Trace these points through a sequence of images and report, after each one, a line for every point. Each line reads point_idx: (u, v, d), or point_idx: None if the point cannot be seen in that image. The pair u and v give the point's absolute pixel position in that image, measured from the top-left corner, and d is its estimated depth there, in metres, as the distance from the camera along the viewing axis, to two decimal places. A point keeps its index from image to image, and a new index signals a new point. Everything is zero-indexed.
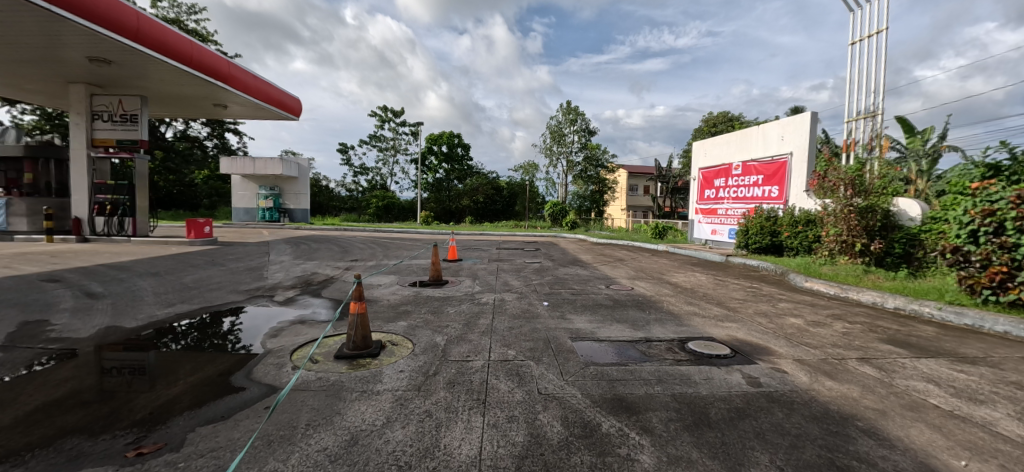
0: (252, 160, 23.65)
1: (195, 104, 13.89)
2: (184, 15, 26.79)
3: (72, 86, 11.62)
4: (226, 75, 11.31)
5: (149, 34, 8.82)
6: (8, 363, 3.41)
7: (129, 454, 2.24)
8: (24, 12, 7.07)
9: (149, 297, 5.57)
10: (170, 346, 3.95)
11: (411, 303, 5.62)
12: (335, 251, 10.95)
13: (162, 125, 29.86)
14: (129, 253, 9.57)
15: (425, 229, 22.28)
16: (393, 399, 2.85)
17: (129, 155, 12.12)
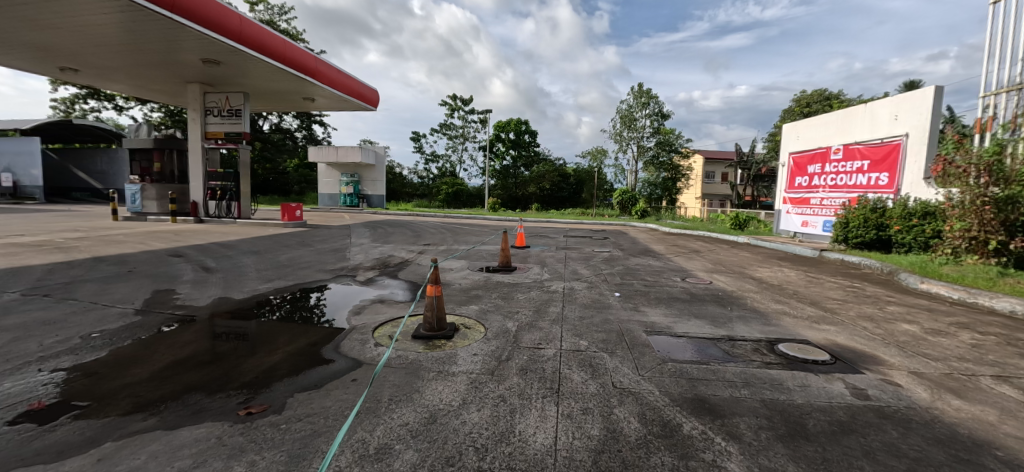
0: (335, 149, 25.54)
1: (287, 98, 15.21)
2: (277, 17, 29.25)
3: (189, 86, 13.26)
4: (313, 70, 12.22)
5: (250, 36, 9.76)
6: (145, 324, 4.02)
7: (241, 412, 2.56)
8: (152, 21, 8.12)
9: (252, 273, 6.26)
10: (267, 317, 4.41)
11: (482, 287, 5.75)
12: (409, 235, 11.54)
13: (261, 119, 33.32)
14: (235, 233, 10.83)
15: (492, 216, 22.67)
16: (468, 382, 2.92)
17: (234, 146, 13.59)
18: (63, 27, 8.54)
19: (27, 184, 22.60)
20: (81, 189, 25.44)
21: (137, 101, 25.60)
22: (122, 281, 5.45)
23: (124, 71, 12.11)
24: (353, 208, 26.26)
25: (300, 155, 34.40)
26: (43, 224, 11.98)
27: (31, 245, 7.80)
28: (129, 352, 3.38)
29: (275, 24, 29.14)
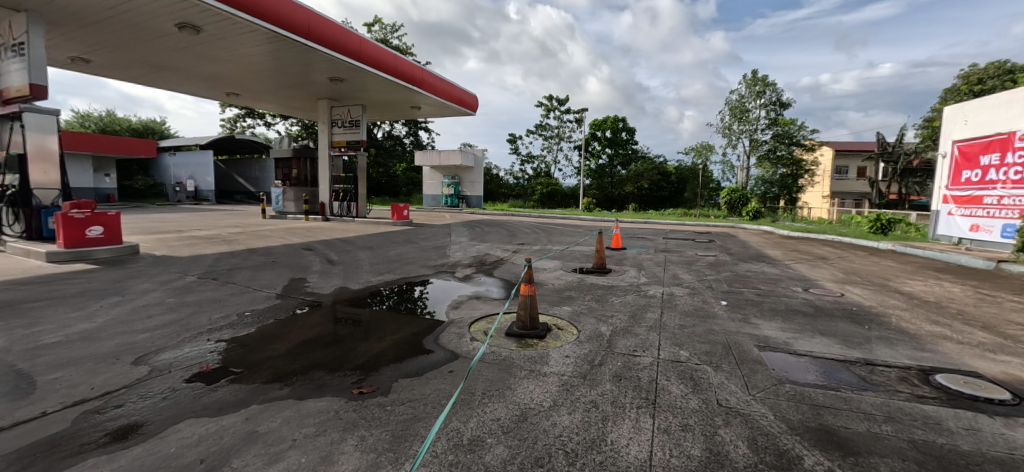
0: (438, 152, 27.36)
1: (398, 107, 16.74)
2: (390, 34, 32.37)
3: (320, 102, 15.37)
4: (419, 80, 13.24)
5: (367, 54, 10.94)
6: (284, 306, 4.77)
7: (355, 391, 2.89)
8: (294, 49, 9.57)
9: (366, 266, 7.04)
10: (379, 306, 4.92)
11: (574, 289, 5.70)
12: (504, 234, 11.94)
13: (375, 128, 37.30)
14: (353, 230, 12.29)
15: (586, 216, 22.34)
16: (560, 383, 2.91)
17: (353, 152, 15.40)
18: (231, 60, 10.50)
19: (206, 188, 28.25)
20: (242, 192, 31.13)
21: (282, 118, 30.44)
22: (269, 269, 6.54)
23: (272, 93, 14.47)
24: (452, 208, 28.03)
25: (407, 160, 37.69)
26: (216, 221, 14.95)
27: (208, 238, 9.77)
28: (272, 329, 4.04)
29: (388, 41, 32.29)
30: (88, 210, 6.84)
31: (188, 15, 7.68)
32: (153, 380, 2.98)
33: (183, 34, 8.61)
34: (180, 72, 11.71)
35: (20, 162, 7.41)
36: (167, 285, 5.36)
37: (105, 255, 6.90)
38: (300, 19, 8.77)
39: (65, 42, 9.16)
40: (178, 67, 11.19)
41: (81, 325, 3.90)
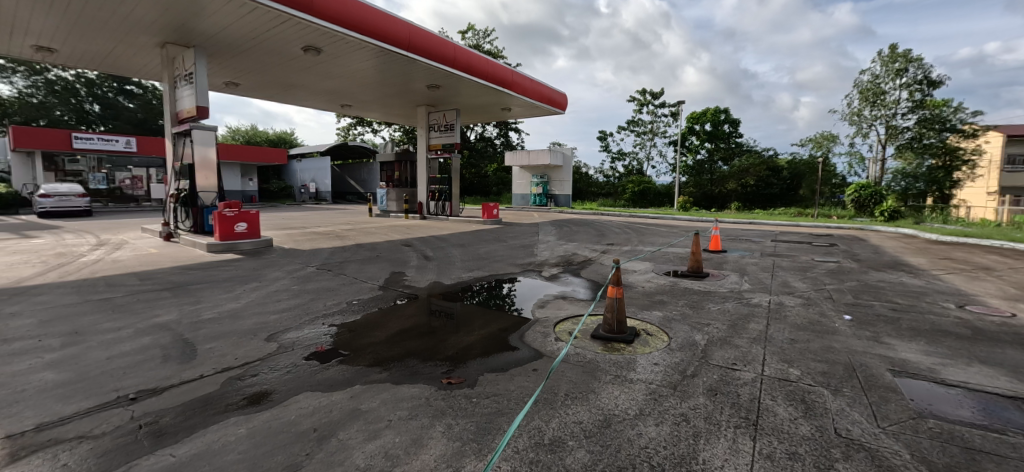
0: (528, 152, 27.77)
1: (489, 110, 17.29)
2: (481, 40, 33.57)
3: (419, 109, 16.59)
4: (509, 82, 13.49)
5: (461, 61, 11.43)
6: (385, 297, 5.24)
7: (444, 381, 3.07)
8: (397, 61, 10.40)
9: (457, 263, 7.43)
10: (469, 301, 5.15)
11: (666, 293, 5.40)
12: (592, 234, 11.77)
13: (469, 131, 39.23)
14: (447, 228, 13.05)
15: (681, 215, 21.02)
16: (647, 392, 2.77)
17: (447, 155, 16.37)
18: (345, 75, 11.81)
19: (324, 191, 32.23)
20: (352, 193, 34.95)
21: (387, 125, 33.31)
22: (373, 262, 7.25)
23: (378, 102, 15.96)
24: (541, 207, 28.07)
25: (498, 161, 38.83)
26: (331, 219, 16.97)
27: (326, 233, 11.14)
28: (374, 317, 4.45)
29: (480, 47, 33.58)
30: (234, 209, 8.26)
31: (312, 38, 8.77)
32: (280, 355, 3.46)
33: (307, 55, 9.88)
34: (305, 89, 13.48)
35: (191, 170, 9.14)
36: (294, 274, 6.22)
37: (249, 247, 8.23)
38: (402, 33, 9.46)
39: (222, 71, 11.11)
40: (303, 85, 12.89)
41: (229, 305, 4.69)
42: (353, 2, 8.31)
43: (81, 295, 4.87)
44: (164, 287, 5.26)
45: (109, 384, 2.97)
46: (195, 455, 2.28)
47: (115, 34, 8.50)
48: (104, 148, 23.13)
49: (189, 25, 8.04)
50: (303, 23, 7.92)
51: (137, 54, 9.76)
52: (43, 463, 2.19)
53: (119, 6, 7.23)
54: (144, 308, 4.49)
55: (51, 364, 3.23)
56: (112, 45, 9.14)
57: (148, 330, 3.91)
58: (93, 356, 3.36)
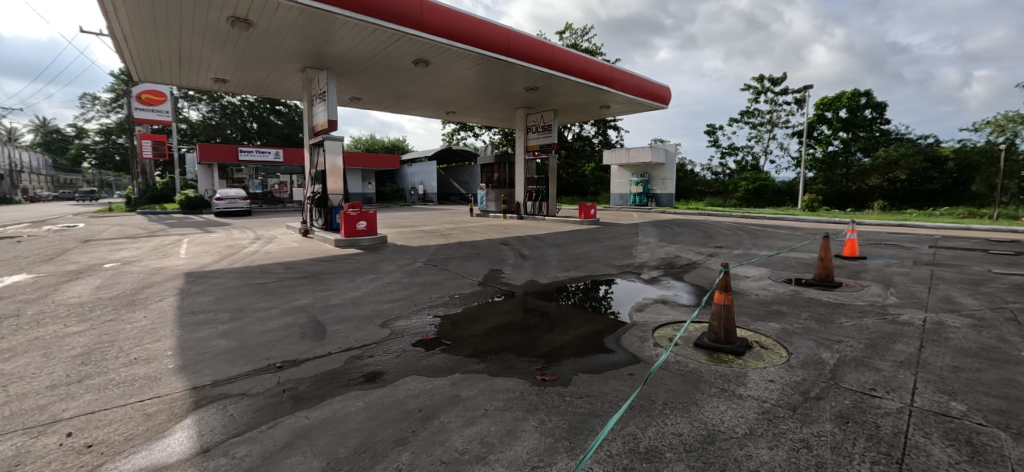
0: (628, 151, 26.17)
1: (587, 109, 16.93)
2: (579, 39, 32.96)
3: (517, 111, 17.14)
4: (609, 80, 12.97)
5: (559, 62, 11.32)
6: (484, 292, 5.54)
7: (539, 377, 3.17)
8: (497, 66, 10.75)
9: (553, 262, 7.52)
10: (565, 300, 5.22)
11: (786, 303, 4.85)
12: (698, 236, 10.96)
13: (567, 130, 38.72)
14: (542, 228, 13.24)
15: (806, 216, 18.45)
16: (759, 411, 2.51)
17: (545, 155, 16.72)
18: (450, 84, 12.66)
19: (432, 192, 35.11)
20: (456, 194, 37.43)
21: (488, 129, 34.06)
22: (473, 259, 7.68)
23: (480, 107, 16.78)
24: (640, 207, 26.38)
25: (595, 160, 37.74)
26: (435, 218, 18.33)
27: (431, 232, 12.08)
28: (473, 311, 4.73)
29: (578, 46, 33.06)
30: (357, 209, 9.38)
31: (421, 52, 9.57)
32: (393, 340, 3.87)
33: (417, 68, 10.76)
34: (415, 99, 14.72)
35: (323, 175, 10.62)
36: (404, 268, 6.87)
37: (367, 242, 9.29)
38: (501, 38, 9.76)
39: (347, 87, 12.69)
40: (413, 95, 14.09)
41: (352, 293, 5.36)
42: (457, 14, 8.85)
43: (245, 279, 5.98)
44: (303, 276, 6.21)
45: (263, 352, 3.61)
46: (324, 420, 2.67)
47: (270, 63, 10.25)
48: (259, 159, 28.04)
49: (324, 50, 9.31)
50: (413, 39, 8.65)
51: (285, 78, 11.62)
52: (218, 413, 2.76)
53: (274, 40, 8.70)
54: (288, 292, 5.35)
55: (224, 333, 4.03)
56: (268, 72, 11.04)
57: (291, 311, 4.65)
58: (252, 329, 4.11)
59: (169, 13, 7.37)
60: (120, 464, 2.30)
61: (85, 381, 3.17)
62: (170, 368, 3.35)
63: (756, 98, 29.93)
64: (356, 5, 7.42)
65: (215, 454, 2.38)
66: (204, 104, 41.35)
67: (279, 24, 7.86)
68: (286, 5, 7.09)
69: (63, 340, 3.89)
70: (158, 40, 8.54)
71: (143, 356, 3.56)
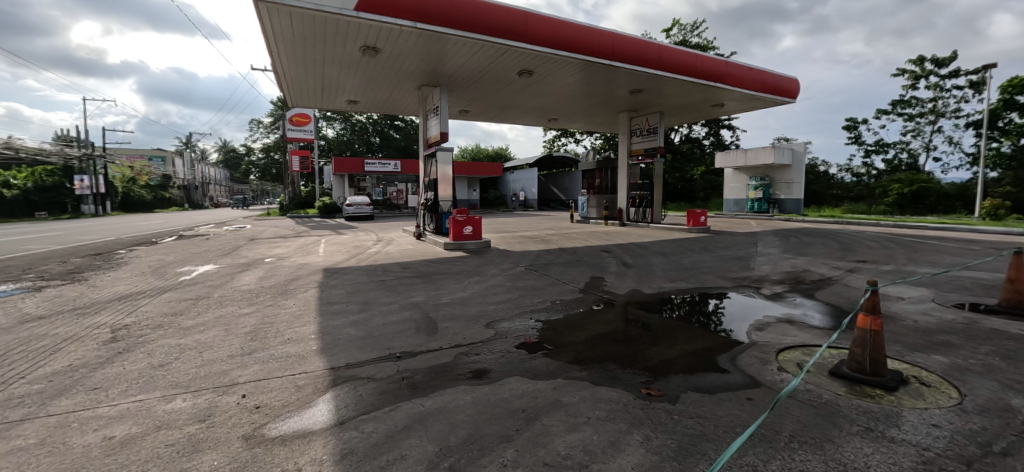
0: (745, 153, 23.65)
1: (697, 109, 15.74)
2: (689, 35, 30.42)
3: (621, 115, 16.78)
4: (724, 75, 11.89)
5: (667, 60, 10.68)
6: (586, 299, 5.51)
7: (644, 391, 3.06)
8: (599, 70, 10.57)
9: (659, 272, 7.15)
10: (669, 313, 4.97)
11: (959, 333, 3.95)
12: (835, 248, 9.46)
13: (675, 133, 36.32)
14: (645, 236, 12.67)
15: (990, 226, 14.72)
16: (920, 460, 2.08)
17: (650, 160, 16.06)
18: (552, 92, 12.87)
19: (532, 199, 36.08)
20: (557, 200, 37.75)
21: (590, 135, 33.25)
22: (574, 266, 7.67)
23: (581, 113, 16.72)
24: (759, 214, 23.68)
25: (707, 163, 34.69)
26: (535, 224, 18.74)
27: (532, 237, 12.35)
28: (574, 318, 4.73)
29: (688, 42, 30.67)
30: (464, 215, 10.02)
31: (525, 62, 9.90)
32: (497, 340, 4.06)
33: (520, 78, 11.11)
34: (519, 108, 15.24)
35: (434, 184, 11.57)
36: (507, 272, 7.15)
37: (473, 246, 9.87)
38: (604, 42, 9.60)
39: (457, 101, 13.66)
40: (517, 105, 14.60)
41: (459, 293, 5.74)
42: (560, 23, 8.97)
43: (370, 276, 6.78)
44: (417, 275, 6.84)
45: (385, 342, 4.04)
46: (437, 409, 2.90)
47: (393, 84, 11.52)
48: (381, 170, 31.63)
49: (437, 68, 10.16)
50: (516, 50, 8.96)
51: (405, 97, 12.96)
52: (350, 391, 3.17)
53: (397, 63, 9.78)
54: (405, 289, 5.93)
55: (354, 322, 4.62)
56: (391, 92, 12.42)
57: (407, 306, 5.15)
58: (376, 321, 4.63)
59: (317, 48, 8.72)
60: (280, 425, 2.78)
61: (254, 353, 3.90)
62: (314, 349, 3.95)
63: (914, 84, 24.79)
64: (467, 25, 7.99)
65: (348, 427, 2.73)
66: (339, 123, 48.08)
67: (401, 48, 8.77)
68: (407, 31, 7.93)
69: (238, 319, 4.84)
70: (309, 71, 10.19)
71: (294, 337, 4.25)
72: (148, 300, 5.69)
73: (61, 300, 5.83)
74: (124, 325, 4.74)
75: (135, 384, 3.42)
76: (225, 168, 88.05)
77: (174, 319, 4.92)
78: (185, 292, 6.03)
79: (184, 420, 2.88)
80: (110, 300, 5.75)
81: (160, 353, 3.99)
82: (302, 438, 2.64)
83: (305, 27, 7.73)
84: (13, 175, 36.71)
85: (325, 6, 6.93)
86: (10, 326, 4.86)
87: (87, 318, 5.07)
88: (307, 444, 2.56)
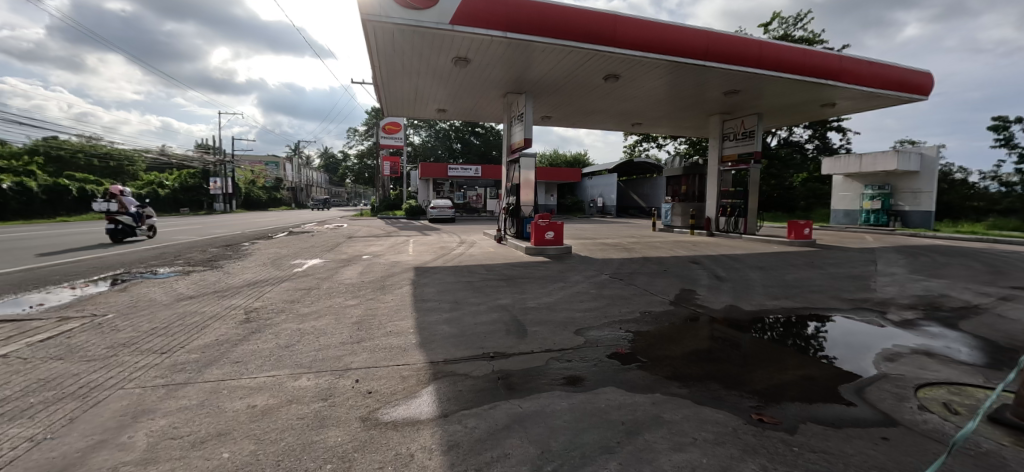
0: (859, 159, 21.03)
1: (801, 109, 14.35)
2: (792, 29, 27.74)
3: (712, 119, 16.00)
4: (835, 72, 10.71)
5: (768, 57, 9.87)
6: (678, 312, 5.26)
7: (754, 416, 2.83)
8: (690, 71, 10.08)
9: (760, 288, 6.61)
10: (760, 334, 4.57)
11: None
12: (984, 270, 7.98)
13: (771, 136, 33.35)
14: (737, 247, 11.80)
15: None
16: None
17: (745, 166, 15.03)
18: (638, 96, 12.54)
19: (611, 206, 35.23)
20: (637, 207, 36.58)
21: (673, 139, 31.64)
22: (662, 277, 7.35)
23: (666, 117, 16.10)
24: (873, 227, 20.81)
25: (809, 170, 31.27)
26: (614, 231, 18.33)
27: (612, 245, 12.08)
28: (667, 331, 4.55)
29: (789, 36, 28.01)
30: (547, 220, 10.15)
31: (612, 66, 9.77)
32: (588, 348, 4.03)
33: (606, 82, 10.99)
34: (602, 113, 15.05)
35: (517, 189, 11.85)
36: (591, 279, 7.07)
37: (554, 251, 9.91)
38: (697, 41, 9.15)
39: (542, 107, 13.89)
40: (600, 109, 14.44)
41: (545, 298, 5.79)
42: (650, 24, 8.72)
43: (458, 276, 7.09)
44: (503, 278, 7.03)
45: (478, 342, 4.20)
46: (535, 412, 2.93)
47: (480, 92, 12.02)
48: (463, 175, 33.07)
49: (523, 76, 10.41)
50: (603, 55, 8.88)
51: (490, 105, 13.46)
52: (451, 386, 3.34)
53: (485, 72, 10.19)
54: (492, 291, 6.12)
55: (447, 320, 4.86)
56: (478, 100, 12.98)
57: (496, 308, 5.30)
58: (468, 320, 4.83)
59: (414, 61, 9.40)
60: (390, 411, 3.00)
61: (362, 342, 4.27)
62: (413, 343, 4.23)
63: None
64: (555, 32, 8.11)
65: (452, 420, 2.87)
66: (425, 131, 51.26)
67: (490, 57, 9.13)
68: (498, 41, 8.25)
69: (346, 309, 5.34)
70: (405, 83, 11.02)
71: (396, 330, 4.58)
72: (272, 288, 6.49)
73: (205, 283, 6.91)
74: (253, 308, 5.47)
75: (268, 361, 3.91)
76: (324, 172, 98.21)
77: (292, 305, 5.57)
78: (300, 282, 6.79)
79: (310, 397, 3.23)
80: (242, 285, 6.68)
81: (285, 335, 4.52)
82: (411, 426, 2.81)
83: (406, 43, 8.40)
84: (166, 176, 44.35)
85: (424, 21, 7.49)
86: (171, 302, 5.86)
87: (225, 300, 5.94)
88: (417, 433, 2.72)
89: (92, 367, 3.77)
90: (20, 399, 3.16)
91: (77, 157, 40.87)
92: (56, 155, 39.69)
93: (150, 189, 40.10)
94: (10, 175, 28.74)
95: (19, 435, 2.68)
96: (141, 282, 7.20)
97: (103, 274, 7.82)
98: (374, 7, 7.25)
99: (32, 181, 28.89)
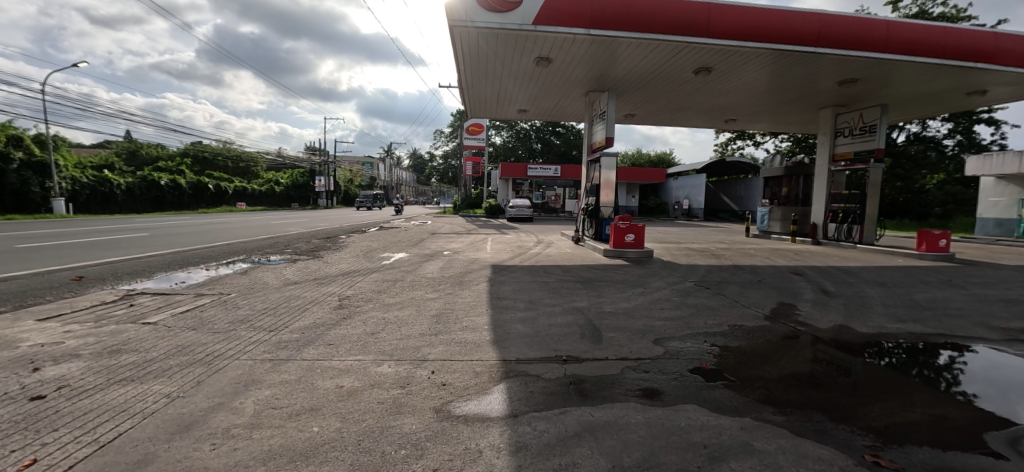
0: (1018, 158, 17.26)
1: (941, 99, 12.10)
2: (930, 4, 23.50)
3: (823, 112, 14.16)
4: (990, 52, 8.85)
5: (899, 39, 8.43)
6: (774, 328, 4.71)
7: (867, 457, 2.38)
8: (797, 59, 8.99)
9: (879, 307, 5.67)
10: (876, 359, 3.91)
11: None
12: None
13: (897, 131, 28.65)
14: (849, 259, 10.30)
15: None
16: None
17: (863, 165, 13.08)
18: (732, 89, 11.54)
19: (697, 207, 33.15)
20: (727, 211, 33.80)
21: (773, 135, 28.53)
22: (756, 288, 6.66)
23: (765, 112, 14.62)
24: None
25: (949, 170, 26.22)
26: (700, 236, 17.12)
27: (698, 250, 11.25)
28: (760, 349, 4.09)
29: (926, 14, 23.76)
30: (627, 222, 9.76)
31: (704, 59, 9.09)
32: (668, 360, 3.76)
33: (696, 76, 10.26)
34: (692, 110, 14.09)
35: (598, 189, 11.60)
36: (674, 286, 6.63)
37: (633, 255, 9.51)
38: (807, 26, 8.12)
39: (625, 105, 13.40)
40: (688, 106, 13.56)
41: (624, 304, 5.56)
42: (750, 11, 7.94)
43: (534, 276, 7.11)
44: (579, 280, 6.88)
45: (552, 343, 4.16)
46: (607, 422, 2.80)
47: (560, 92, 11.96)
48: (541, 175, 33.25)
49: (605, 73, 10.12)
50: (693, 47, 8.27)
51: (572, 104, 13.34)
52: (522, 387, 3.32)
53: (567, 71, 10.09)
54: (568, 293, 6.04)
55: (522, 319, 4.88)
56: (559, 100, 12.92)
57: (570, 310, 5.22)
58: (542, 321, 4.81)
59: (496, 63, 9.62)
60: (462, 405, 3.07)
61: (440, 335, 4.45)
62: (488, 339, 4.30)
63: None
64: (642, 26, 7.74)
65: (522, 421, 2.85)
66: (506, 132, 52.50)
67: (572, 56, 9.01)
68: (581, 39, 8.11)
69: (426, 302, 5.62)
70: (488, 85, 11.36)
71: (472, 326, 4.71)
72: (363, 278, 7.07)
73: (309, 271, 7.74)
74: (346, 295, 6.00)
75: (356, 346, 4.23)
76: (412, 172, 105.29)
77: (379, 295, 6.00)
78: (387, 274, 7.31)
79: (390, 383, 3.43)
80: (339, 274, 7.36)
81: (372, 323, 4.88)
82: (481, 422, 2.84)
83: (490, 46, 8.62)
84: (282, 176, 50.79)
85: (508, 24, 7.59)
86: (280, 286, 6.66)
87: (324, 286, 6.59)
88: (486, 430, 2.74)
89: (217, 339, 4.40)
90: (164, 360, 3.79)
91: (216, 158, 48.39)
92: (200, 156, 47.39)
93: (268, 186, 46.12)
94: (168, 173, 34.90)
95: (160, 391, 3.20)
96: (258, 267, 8.29)
97: (231, 259, 9.12)
98: (460, 13, 7.53)
99: (183, 178, 34.82)
